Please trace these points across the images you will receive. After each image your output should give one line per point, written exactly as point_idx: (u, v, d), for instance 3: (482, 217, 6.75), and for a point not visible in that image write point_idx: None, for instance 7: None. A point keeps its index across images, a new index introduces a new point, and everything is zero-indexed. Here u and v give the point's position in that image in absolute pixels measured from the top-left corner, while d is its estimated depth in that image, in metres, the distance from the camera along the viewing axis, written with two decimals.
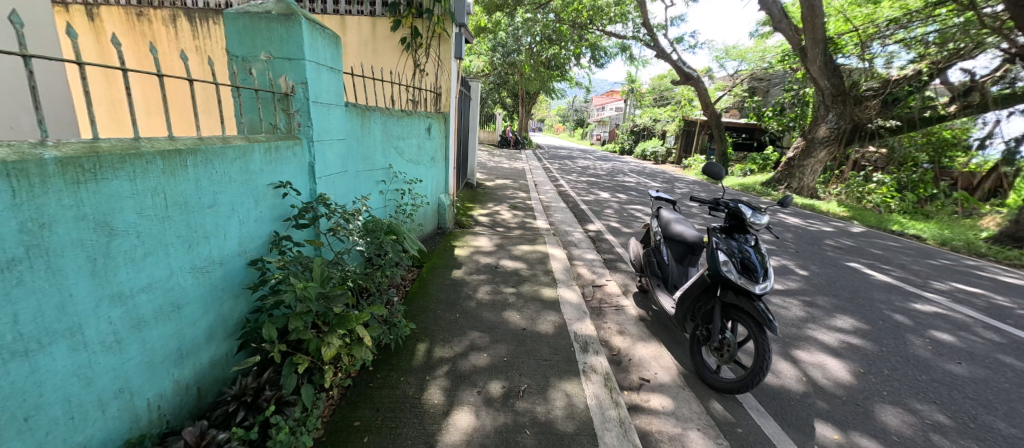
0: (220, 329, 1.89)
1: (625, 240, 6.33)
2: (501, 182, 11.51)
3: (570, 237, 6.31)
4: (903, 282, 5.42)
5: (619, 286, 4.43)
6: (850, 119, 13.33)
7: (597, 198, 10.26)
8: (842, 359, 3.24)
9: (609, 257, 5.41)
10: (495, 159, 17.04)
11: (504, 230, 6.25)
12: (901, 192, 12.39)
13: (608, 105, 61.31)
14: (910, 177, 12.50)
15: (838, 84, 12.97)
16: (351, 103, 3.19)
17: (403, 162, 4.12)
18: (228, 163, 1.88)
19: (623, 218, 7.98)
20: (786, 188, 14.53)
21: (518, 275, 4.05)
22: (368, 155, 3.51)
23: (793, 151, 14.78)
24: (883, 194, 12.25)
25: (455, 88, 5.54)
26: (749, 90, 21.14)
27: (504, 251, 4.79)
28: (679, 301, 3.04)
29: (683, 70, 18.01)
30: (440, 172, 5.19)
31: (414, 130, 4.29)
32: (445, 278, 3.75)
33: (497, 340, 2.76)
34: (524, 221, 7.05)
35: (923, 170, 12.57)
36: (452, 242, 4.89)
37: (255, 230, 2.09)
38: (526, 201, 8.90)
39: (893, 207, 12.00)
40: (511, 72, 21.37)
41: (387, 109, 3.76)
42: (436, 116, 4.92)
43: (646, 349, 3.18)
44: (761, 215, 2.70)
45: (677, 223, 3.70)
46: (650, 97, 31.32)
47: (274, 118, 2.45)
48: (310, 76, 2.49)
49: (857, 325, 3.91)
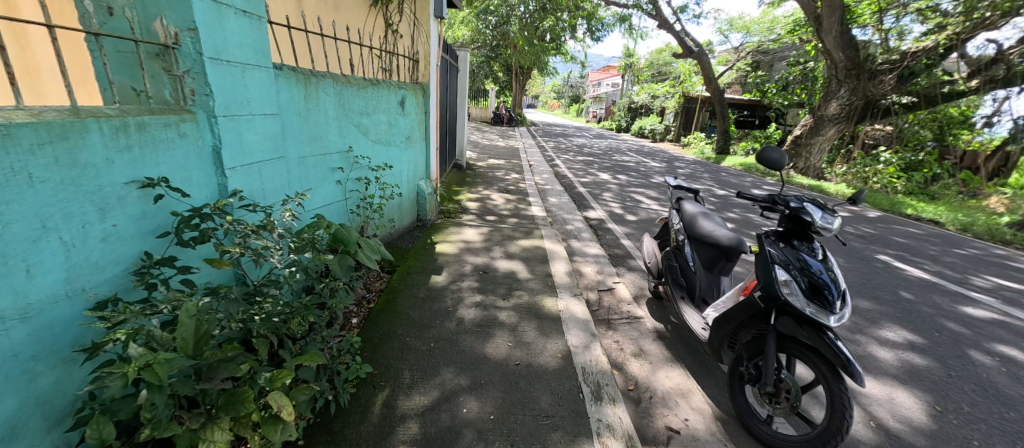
0: (32, 421, 1.20)
1: (630, 229, 5.66)
2: (493, 162, 10.70)
3: (569, 227, 5.60)
4: (944, 278, 4.78)
5: (630, 290, 3.77)
6: (863, 95, 12.60)
7: (595, 180, 9.54)
8: (909, 390, 2.62)
9: (614, 252, 4.73)
10: (487, 138, 16.17)
11: (495, 219, 5.52)
12: (906, 172, 12.26)
13: (604, 81, 59.89)
14: (914, 158, 12.34)
15: (852, 57, 12.21)
16: (284, 66, 2.41)
17: (368, 144, 3.34)
18: (23, 153, 1.15)
19: (625, 203, 7.29)
20: (792, 168, 13.98)
21: (511, 278, 3.36)
22: (317, 134, 2.75)
23: (800, 129, 14.18)
24: (890, 176, 12.11)
25: (435, 55, 4.76)
26: (752, 64, 20.24)
27: (494, 246, 4.08)
28: (717, 326, 2.36)
29: (685, 42, 17.06)
30: (420, 154, 4.43)
31: (382, 105, 3.51)
32: (420, 288, 3.05)
33: (480, 384, 2.10)
34: (518, 207, 6.32)
35: (929, 150, 12.30)
36: (433, 237, 4.16)
37: (102, 254, 1.38)
38: (519, 184, 8.14)
39: (899, 189, 11.66)
40: (504, 44, 20.25)
41: (342, 74, 2.98)
42: (414, 88, 4.13)
43: (671, 381, 2.54)
44: (833, 218, 2.03)
45: (705, 219, 3.00)
46: (648, 72, 30.23)
47: (143, 81, 1.69)
48: (203, 20, 1.74)
49: (911, 338, 3.29)
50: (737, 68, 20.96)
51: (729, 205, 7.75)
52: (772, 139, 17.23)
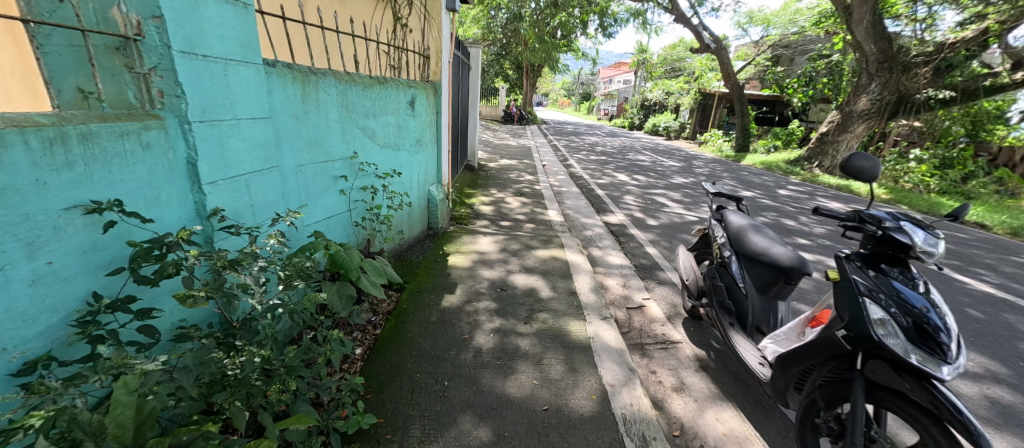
0: None
1: (655, 235, 5.29)
2: (505, 162, 10.38)
3: (589, 233, 5.23)
4: (1009, 291, 4.31)
5: (664, 308, 3.41)
6: (896, 89, 12.07)
7: (612, 181, 9.14)
8: (1006, 437, 2.22)
9: (641, 262, 4.35)
10: (499, 136, 15.86)
11: (510, 225, 5.20)
12: (942, 170, 11.42)
13: (615, 78, 59.22)
14: (948, 154, 11.54)
15: (885, 49, 11.62)
16: (279, 63, 2.12)
17: (375, 148, 3.04)
18: None
19: (647, 206, 6.91)
20: (817, 166, 13.35)
21: (533, 296, 3.02)
22: (317, 139, 2.46)
23: (826, 126, 13.61)
24: (921, 173, 11.39)
25: (447, 51, 4.43)
26: (772, 59, 19.63)
27: (511, 256, 3.74)
28: (787, 365, 2.00)
29: (702, 37, 16.57)
30: (431, 157, 4.12)
31: (391, 105, 3.19)
32: (432, 310, 2.74)
33: (504, 436, 1.77)
34: (534, 211, 5.99)
35: (962, 146, 11.73)
36: (445, 248, 3.84)
37: (28, 303, 1.09)
38: (533, 185, 7.80)
39: (933, 188, 11.01)
40: (514, 42, 19.93)
41: (346, 72, 2.67)
42: (425, 87, 3.81)
43: (723, 425, 2.17)
44: (936, 242, 1.65)
45: (756, 233, 2.62)
46: (661, 68, 29.67)
47: (97, 82, 1.38)
48: (173, 8, 1.44)
49: (991, 367, 2.87)
50: (757, 63, 20.28)
51: (757, 208, 7.30)
52: (795, 136, 16.61)
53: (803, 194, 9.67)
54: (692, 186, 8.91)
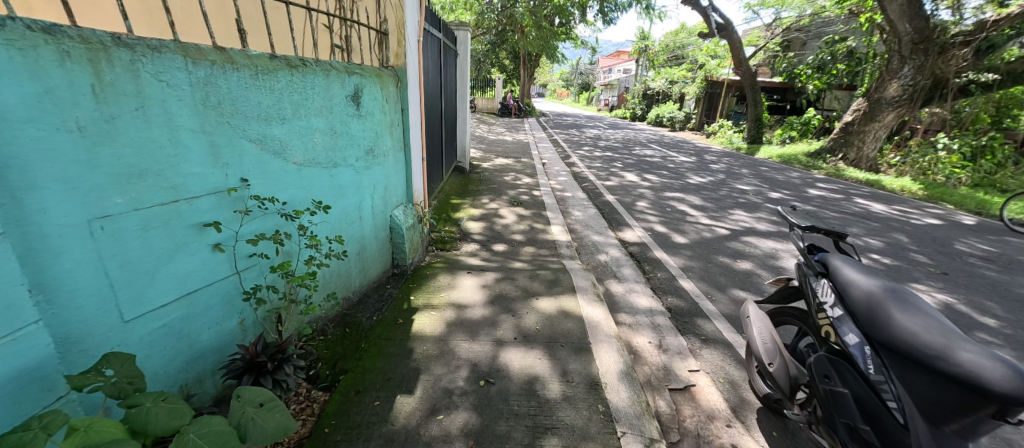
0: None
1: (686, 257, 4.24)
2: (501, 161, 9.30)
3: (602, 258, 4.17)
4: None
5: (725, 391, 2.35)
6: (930, 73, 10.92)
7: (621, 183, 8.03)
8: None
9: (675, 304, 3.27)
10: (494, 131, 14.70)
11: (505, 249, 4.15)
12: (971, 162, 10.33)
13: (616, 67, 57.64)
14: (977, 143, 10.40)
15: (921, 28, 10.49)
16: (13, 24, 1.05)
17: (286, 170, 1.95)
18: None
19: (667, 215, 5.86)
20: (841, 160, 12.26)
21: (535, 394, 1.96)
22: (149, 168, 1.38)
23: (850, 116, 12.46)
24: (952, 165, 10.29)
25: (412, 25, 3.29)
26: (784, 44, 18.58)
27: (502, 312, 2.66)
28: None
29: (712, 21, 15.41)
30: (394, 171, 3.03)
31: (316, 102, 2.09)
32: (369, 437, 1.67)
33: None
34: (534, 226, 4.95)
35: (994, 135, 10.38)
36: (411, 298, 2.78)
37: None
38: (532, 190, 6.76)
39: (965, 181, 9.86)
40: (511, 29, 18.68)
41: (213, 48, 1.57)
42: (380, 74, 2.70)
43: None
44: None
45: (906, 311, 1.51)
46: (664, 56, 28.51)
47: None
48: None
49: None
50: (767, 48, 19.00)
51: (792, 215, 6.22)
52: (811, 126, 15.48)
53: (837, 194, 8.54)
54: (712, 188, 7.86)
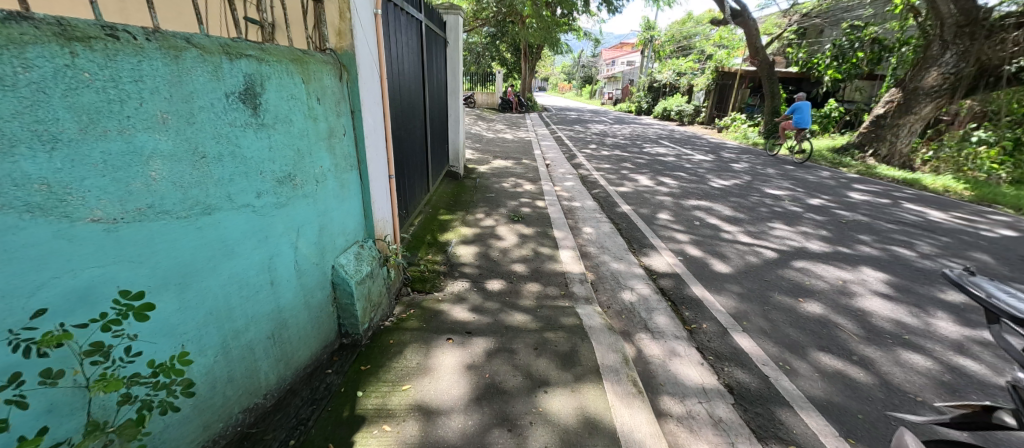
0: None
1: (734, 296, 3.28)
2: (499, 163, 8.33)
3: (627, 298, 3.22)
4: None
5: None
6: (976, 59, 9.61)
7: (636, 188, 7.06)
8: None
9: (738, 381, 2.33)
10: (493, 128, 13.70)
11: (501, 286, 3.21)
12: (1013, 155, 9.29)
13: (619, 59, 56.17)
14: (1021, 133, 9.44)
15: (968, 8, 9.27)
16: None
17: (61, 237, 1.01)
18: None
19: (697, 231, 4.90)
20: (871, 156, 11.07)
21: None
22: None
23: (882, 107, 11.18)
24: (991, 159, 9.21)
25: None
26: (801, 31, 17.40)
27: (494, 423, 1.74)
28: None
29: (725, 7, 14.33)
30: (334, 200, 2.09)
31: (140, 102, 1.14)
32: None
33: None
34: (539, 250, 4.00)
35: None
36: (358, 398, 1.85)
37: None
38: (534, 199, 5.80)
39: (1005, 177, 8.82)
40: (510, 19, 17.66)
41: None
42: (299, 59, 1.75)
43: None
44: None
45: None
46: (670, 46, 27.28)
47: None
48: None
49: None
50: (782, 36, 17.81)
51: (841, 228, 5.25)
52: (833, 118, 14.43)
53: (880, 198, 7.52)
54: (740, 194, 6.87)
